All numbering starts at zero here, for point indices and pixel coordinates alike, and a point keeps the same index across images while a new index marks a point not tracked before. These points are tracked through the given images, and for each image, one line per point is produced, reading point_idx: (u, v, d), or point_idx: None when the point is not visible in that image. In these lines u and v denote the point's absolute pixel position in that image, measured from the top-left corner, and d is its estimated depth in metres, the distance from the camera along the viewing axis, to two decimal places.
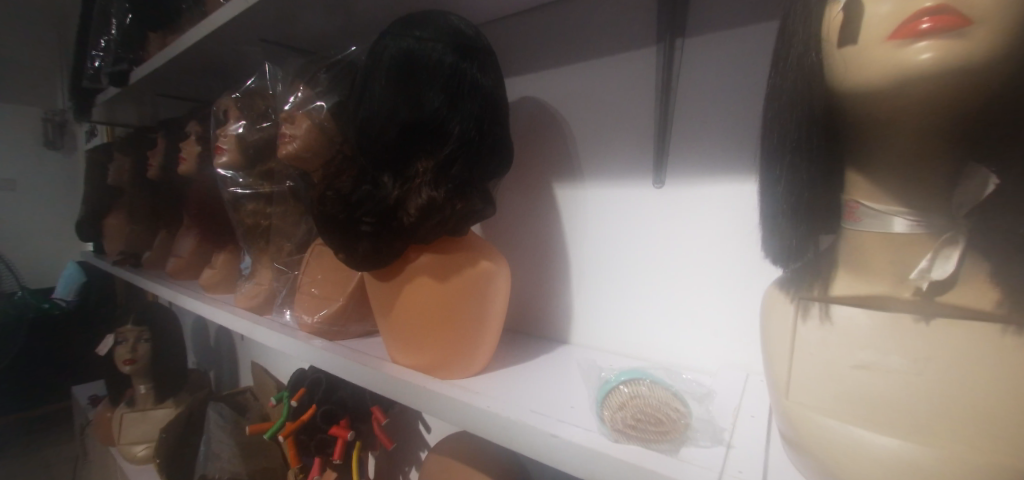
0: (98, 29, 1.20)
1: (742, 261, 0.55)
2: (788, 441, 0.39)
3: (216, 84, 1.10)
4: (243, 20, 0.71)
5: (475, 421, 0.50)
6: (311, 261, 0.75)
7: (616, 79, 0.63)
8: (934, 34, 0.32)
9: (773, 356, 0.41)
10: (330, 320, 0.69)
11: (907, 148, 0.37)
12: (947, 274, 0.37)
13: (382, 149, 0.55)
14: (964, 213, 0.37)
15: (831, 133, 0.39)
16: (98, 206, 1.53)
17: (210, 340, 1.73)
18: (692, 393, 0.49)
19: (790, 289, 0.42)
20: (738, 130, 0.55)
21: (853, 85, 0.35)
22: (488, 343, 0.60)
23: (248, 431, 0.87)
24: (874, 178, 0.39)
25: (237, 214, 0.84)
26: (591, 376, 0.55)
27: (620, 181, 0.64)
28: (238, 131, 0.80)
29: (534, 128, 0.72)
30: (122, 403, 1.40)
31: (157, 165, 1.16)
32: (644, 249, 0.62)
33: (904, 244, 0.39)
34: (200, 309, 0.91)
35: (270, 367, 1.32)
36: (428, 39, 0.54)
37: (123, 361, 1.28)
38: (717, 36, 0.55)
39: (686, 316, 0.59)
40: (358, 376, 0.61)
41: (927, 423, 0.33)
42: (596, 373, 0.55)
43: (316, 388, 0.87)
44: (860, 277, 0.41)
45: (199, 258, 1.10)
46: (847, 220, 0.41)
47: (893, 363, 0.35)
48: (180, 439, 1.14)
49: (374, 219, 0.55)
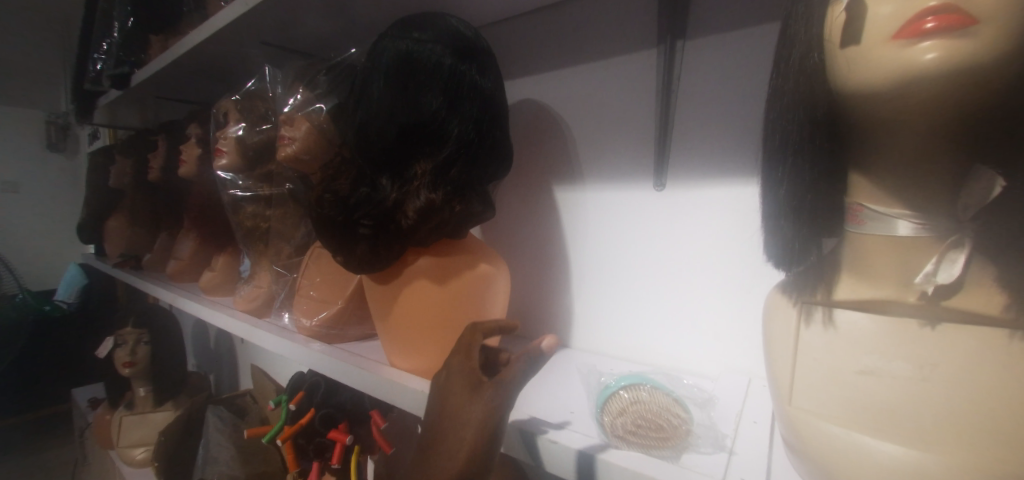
0: (99, 32, 1.20)
1: (744, 265, 0.55)
2: (790, 447, 0.39)
3: (216, 87, 1.10)
4: (242, 23, 0.71)
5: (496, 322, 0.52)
6: (310, 263, 0.74)
7: (617, 80, 0.63)
8: (939, 33, 0.31)
9: (775, 361, 0.40)
10: (329, 323, 0.69)
11: (911, 150, 0.36)
12: (953, 278, 0.36)
13: (381, 151, 0.54)
14: (970, 215, 0.36)
15: (833, 135, 0.39)
16: (100, 208, 1.53)
17: (210, 342, 1.72)
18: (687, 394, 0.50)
19: (792, 293, 0.42)
20: (739, 132, 0.54)
21: (855, 85, 0.35)
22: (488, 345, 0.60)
23: (246, 435, 0.86)
24: (876, 181, 0.39)
25: (236, 217, 0.84)
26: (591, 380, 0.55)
27: (621, 183, 0.63)
28: (238, 133, 0.80)
29: (533, 130, 0.72)
30: (121, 406, 1.40)
31: (157, 167, 1.16)
32: (644, 251, 0.62)
33: (910, 247, 0.38)
34: (200, 312, 0.91)
35: (269, 370, 1.31)
36: (427, 41, 0.54)
37: (123, 363, 1.28)
38: (718, 37, 0.55)
39: (687, 319, 0.59)
40: (356, 381, 0.61)
41: (932, 430, 0.32)
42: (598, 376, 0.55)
43: (315, 391, 0.87)
44: (864, 282, 0.40)
45: (198, 261, 1.10)
46: (851, 223, 0.41)
47: (896, 368, 0.35)
48: (179, 442, 1.13)
49: (372, 222, 0.55)
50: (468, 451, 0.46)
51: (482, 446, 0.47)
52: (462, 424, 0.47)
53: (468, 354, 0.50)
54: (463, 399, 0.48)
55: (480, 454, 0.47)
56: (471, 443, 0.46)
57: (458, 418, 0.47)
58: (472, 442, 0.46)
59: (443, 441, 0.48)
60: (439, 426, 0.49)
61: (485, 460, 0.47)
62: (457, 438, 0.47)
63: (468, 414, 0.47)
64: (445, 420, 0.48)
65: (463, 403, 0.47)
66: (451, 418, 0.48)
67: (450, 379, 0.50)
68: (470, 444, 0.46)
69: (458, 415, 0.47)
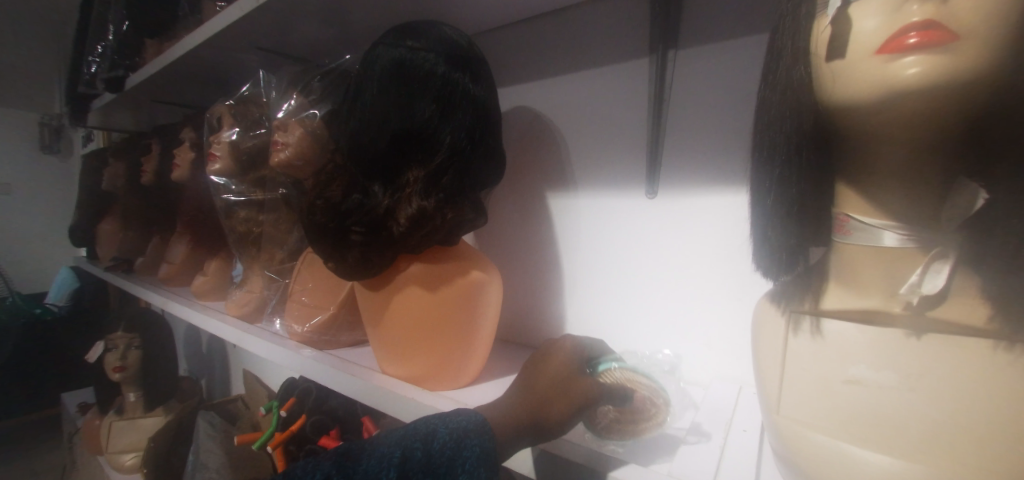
0: (94, 34, 1.20)
1: (734, 273, 0.55)
2: (779, 456, 0.39)
3: (210, 91, 1.10)
4: (236, 28, 0.71)
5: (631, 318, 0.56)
6: (303, 268, 0.74)
7: (609, 89, 0.63)
8: (921, 49, 0.31)
9: (764, 368, 0.41)
10: (321, 329, 0.68)
11: (898, 163, 0.36)
12: (938, 288, 0.36)
13: (373, 158, 0.54)
14: (955, 226, 0.36)
15: (819, 147, 0.39)
16: (92, 211, 1.52)
17: (202, 347, 1.71)
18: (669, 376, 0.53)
19: (781, 302, 0.42)
20: (729, 142, 0.55)
21: (840, 99, 0.35)
22: (480, 348, 0.59)
23: (237, 442, 0.87)
24: (864, 192, 0.39)
25: (229, 221, 0.83)
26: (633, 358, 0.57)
27: (614, 191, 0.64)
28: (232, 137, 0.80)
29: (526, 137, 0.72)
30: (111, 411, 1.38)
31: (150, 171, 1.16)
32: (636, 258, 0.62)
33: (895, 257, 0.39)
34: (190, 317, 0.91)
35: (261, 375, 1.30)
36: (420, 49, 0.54)
37: (113, 368, 1.27)
38: (708, 47, 0.55)
39: (678, 326, 0.59)
40: (348, 387, 0.60)
41: (919, 441, 0.32)
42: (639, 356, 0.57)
43: (307, 398, 0.88)
44: (851, 292, 0.40)
45: (190, 265, 1.09)
46: (838, 234, 0.41)
47: (882, 379, 0.35)
48: (168, 449, 1.12)
49: (364, 229, 0.55)
50: (559, 404, 0.44)
51: (573, 412, 0.44)
52: (563, 392, 0.45)
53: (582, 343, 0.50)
54: (564, 370, 0.47)
55: (564, 417, 0.44)
56: (564, 404, 0.44)
57: (559, 380, 0.46)
58: (579, 389, 0.45)
59: (534, 394, 0.45)
60: (528, 386, 0.47)
61: (570, 422, 0.44)
62: (548, 397, 0.45)
63: (575, 373, 0.47)
64: (537, 380, 0.47)
65: (573, 374, 0.46)
66: (545, 381, 0.47)
67: (557, 350, 0.50)
68: (569, 406, 0.44)
69: (561, 383, 0.46)
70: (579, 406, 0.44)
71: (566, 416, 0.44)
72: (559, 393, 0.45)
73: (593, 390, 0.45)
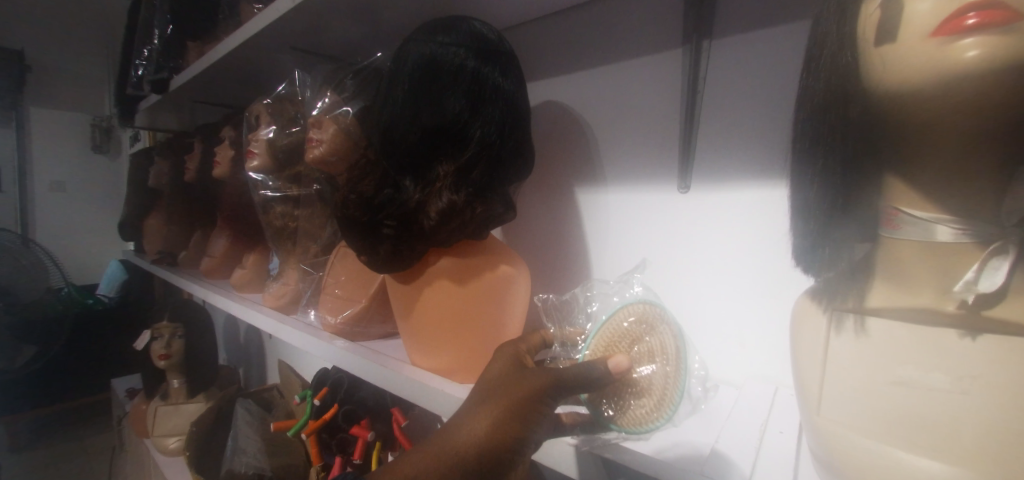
0: (142, 39, 1.26)
1: (773, 271, 0.53)
2: (819, 460, 0.38)
3: (248, 90, 1.14)
4: (274, 28, 0.72)
5: (579, 340, 0.52)
6: (336, 262, 0.76)
7: (641, 82, 0.62)
8: (981, 30, 0.30)
9: (804, 370, 0.39)
10: (353, 321, 0.70)
11: (952, 152, 0.34)
12: (996, 286, 0.34)
13: (405, 153, 0.55)
14: (1015, 220, 0.34)
15: (868, 140, 0.38)
16: (139, 206, 1.61)
17: (240, 338, 1.78)
18: (590, 298, 0.57)
19: (826, 302, 0.41)
20: (767, 136, 0.53)
21: (895, 83, 0.33)
22: (515, 300, 0.60)
23: (271, 429, 0.89)
24: (918, 184, 0.37)
25: (266, 216, 0.86)
26: (568, 312, 0.60)
27: (644, 185, 0.63)
28: (269, 135, 0.82)
29: (556, 132, 0.72)
30: (156, 397, 1.46)
31: (194, 168, 1.21)
32: (668, 253, 0.61)
33: (949, 253, 0.36)
34: (230, 307, 0.95)
35: (296, 365, 1.35)
36: (451, 45, 0.54)
37: (159, 356, 1.34)
38: (744, 39, 0.54)
39: (711, 323, 0.58)
40: (379, 378, 0.61)
41: (973, 445, 0.31)
42: (567, 321, 0.59)
43: (338, 387, 0.90)
44: (903, 291, 0.38)
45: (230, 258, 1.13)
46: (885, 228, 0.39)
47: (934, 380, 0.33)
48: (209, 433, 1.18)
49: (394, 223, 0.56)
50: (502, 408, 0.42)
51: (512, 424, 0.42)
52: (488, 403, 0.43)
53: (519, 357, 0.48)
54: (512, 376, 0.45)
55: (504, 434, 0.42)
56: (495, 418, 0.42)
57: (504, 387, 0.44)
58: (532, 380, 0.43)
59: (480, 415, 0.43)
60: (468, 409, 0.44)
61: (529, 434, 0.42)
62: (473, 422, 0.42)
63: (527, 371, 0.44)
64: (483, 396, 0.44)
65: (498, 384, 0.44)
66: (491, 397, 0.43)
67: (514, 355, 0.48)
68: (497, 417, 0.42)
69: (489, 397, 0.44)
70: (517, 417, 0.42)
71: (506, 432, 0.42)
72: (485, 406, 0.43)
73: (545, 381, 0.43)
